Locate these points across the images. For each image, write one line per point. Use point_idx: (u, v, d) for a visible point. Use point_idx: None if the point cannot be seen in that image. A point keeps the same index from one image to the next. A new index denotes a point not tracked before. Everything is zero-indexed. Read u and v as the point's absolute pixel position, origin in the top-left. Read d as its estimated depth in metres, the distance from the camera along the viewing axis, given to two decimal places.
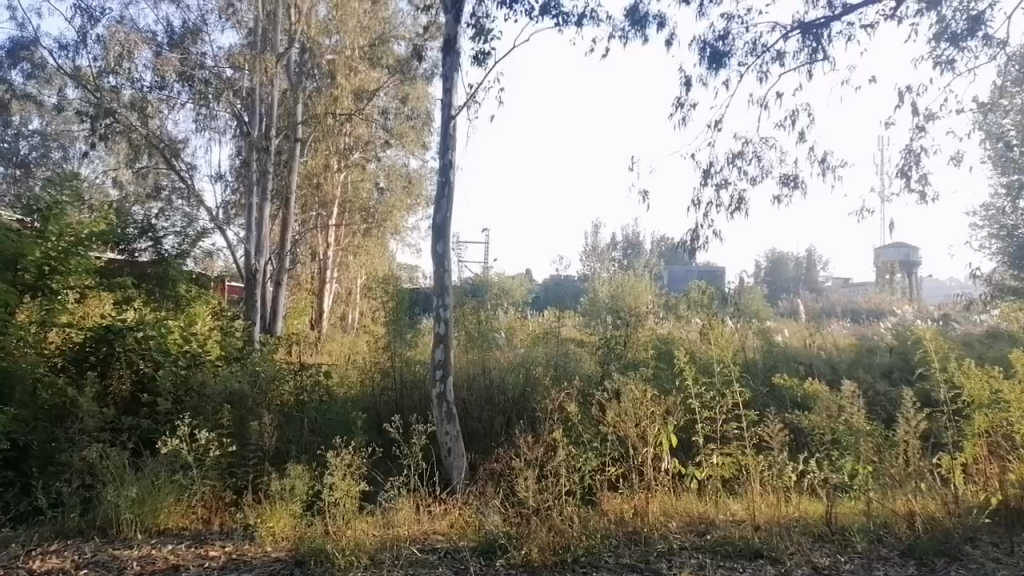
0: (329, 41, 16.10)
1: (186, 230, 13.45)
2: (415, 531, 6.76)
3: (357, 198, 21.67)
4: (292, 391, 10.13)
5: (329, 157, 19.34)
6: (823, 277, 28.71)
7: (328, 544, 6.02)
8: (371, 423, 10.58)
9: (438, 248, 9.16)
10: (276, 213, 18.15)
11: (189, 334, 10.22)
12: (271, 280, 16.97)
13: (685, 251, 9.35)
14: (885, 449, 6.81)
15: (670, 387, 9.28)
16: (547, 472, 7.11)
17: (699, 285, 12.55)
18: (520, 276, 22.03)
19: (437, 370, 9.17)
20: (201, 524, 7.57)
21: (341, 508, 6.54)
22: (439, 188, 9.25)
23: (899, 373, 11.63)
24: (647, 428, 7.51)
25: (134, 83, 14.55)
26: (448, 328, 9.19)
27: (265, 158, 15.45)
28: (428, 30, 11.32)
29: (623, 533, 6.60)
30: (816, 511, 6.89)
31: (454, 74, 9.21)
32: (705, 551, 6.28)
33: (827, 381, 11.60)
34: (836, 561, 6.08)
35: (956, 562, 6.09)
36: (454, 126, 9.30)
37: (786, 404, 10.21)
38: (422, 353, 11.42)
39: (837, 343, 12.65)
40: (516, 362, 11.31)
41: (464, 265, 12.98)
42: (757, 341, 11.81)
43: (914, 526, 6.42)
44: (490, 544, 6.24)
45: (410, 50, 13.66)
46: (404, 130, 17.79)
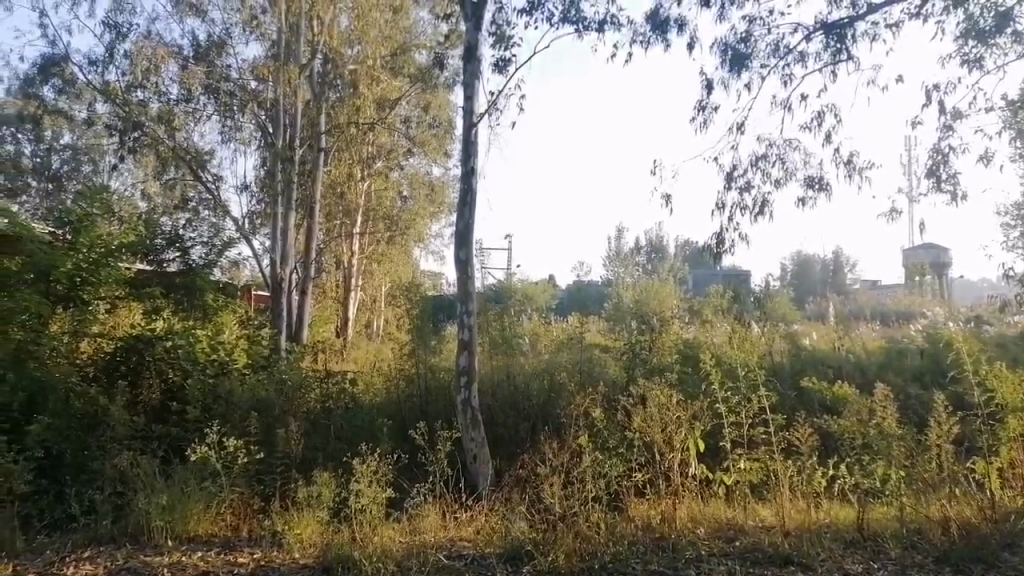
0: (351, 50, 15.97)
1: (213, 240, 13.56)
2: (440, 537, 6.76)
3: (380, 207, 21.87)
4: (318, 398, 10.23)
5: (352, 166, 19.54)
6: (851, 279, 28.33)
7: (356, 550, 6.05)
8: (397, 430, 10.61)
9: (461, 255, 9.23)
10: (300, 222, 18.41)
11: (217, 343, 10.34)
12: (297, 289, 17.06)
13: (710, 253, 9.28)
14: (917, 453, 6.70)
15: (696, 392, 9.22)
16: (574, 477, 7.08)
17: (723, 288, 12.48)
18: (543, 281, 21.99)
19: (462, 377, 9.22)
20: (231, 530, 7.62)
21: (367, 516, 6.60)
22: (461, 196, 9.28)
23: (931, 376, 11.46)
24: (674, 432, 7.41)
25: (162, 96, 14.79)
26: (473, 334, 9.23)
27: (290, 168, 15.60)
28: (449, 38, 11.37)
29: (650, 539, 6.53)
30: (847, 517, 6.82)
31: (475, 81, 9.27)
32: (734, 557, 6.20)
33: (856, 384, 11.50)
34: (869, 568, 5.96)
35: (994, 568, 5.91)
36: (476, 133, 9.35)
37: (816, 408, 10.11)
38: (447, 360, 11.43)
39: (867, 346, 12.45)
40: (541, 367, 11.32)
41: (486, 271, 12.94)
42: (784, 344, 11.71)
43: (950, 532, 6.18)
44: (517, 551, 6.26)
45: (431, 59, 13.74)
46: (426, 138, 17.91)
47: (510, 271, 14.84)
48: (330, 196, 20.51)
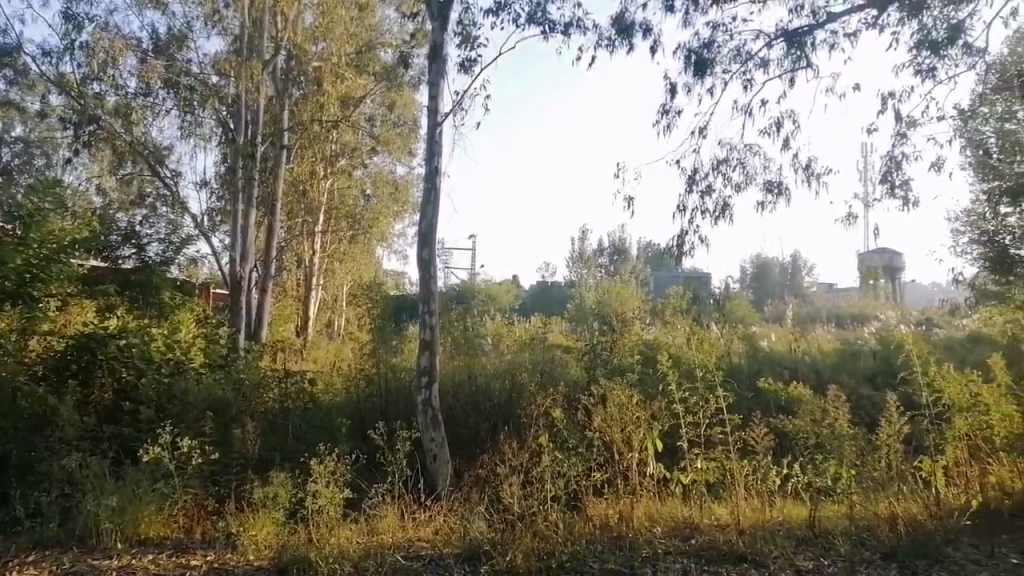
0: (316, 47, 16.05)
1: (170, 237, 13.17)
2: (398, 538, 6.71)
3: (343, 205, 21.00)
4: (276, 398, 10.11)
5: (314, 163, 19.37)
6: (809, 282, 28.86)
7: (312, 552, 5.99)
8: (356, 430, 10.51)
9: (424, 255, 9.21)
10: (261, 219, 18.19)
11: (173, 342, 10.15)
12: (257, 287, 16.81)
13: (670, 255, 9.41)
14: (867, 453, 6.86)
15: (655, 392, 9.33)
16: (533, 477, 7.10)
17: (682, 290, 12.69)
18: (506, 282, 21.94)
19: (423, 377, 9.18)
20: (183, 533, 7.46)
21: (325, 516, 6.56)
22: (425, 195, 9.26)
23: (883, 376, 11.76)
24: (633, 432, 7.52)
25: (119, 89, 14.45)
26: (434, 334, 9.20)
27: (251, 164, 15.36)
28: (415, 37, 11.31)
29: (607, 539, 6.59)
30: (800, 515, 6.94)
31: (440, 80, 9.27)
32: (689, 555, 6.26)
33: (811, 385, 11.72)
34: (820, 565, 6.04)
35: (938, 563, 6.07)
36: (440, 132, 9.35)
37: (772, 408, 10.29)
38: (408, 360, 11.49)
39: (822, 347, 12.70)
40: (503, 368, 11.39)
41: (450, 270, 13.10)
42: (742, 346, 11.89)
43: (897, 528, 6.37)
44: (474, 551, 6.24)
45: (397, 58, 13.70)
46: (389, 137, 18.24)
47: (473, 272, 14.81)
48: (292, 194, 20.29)
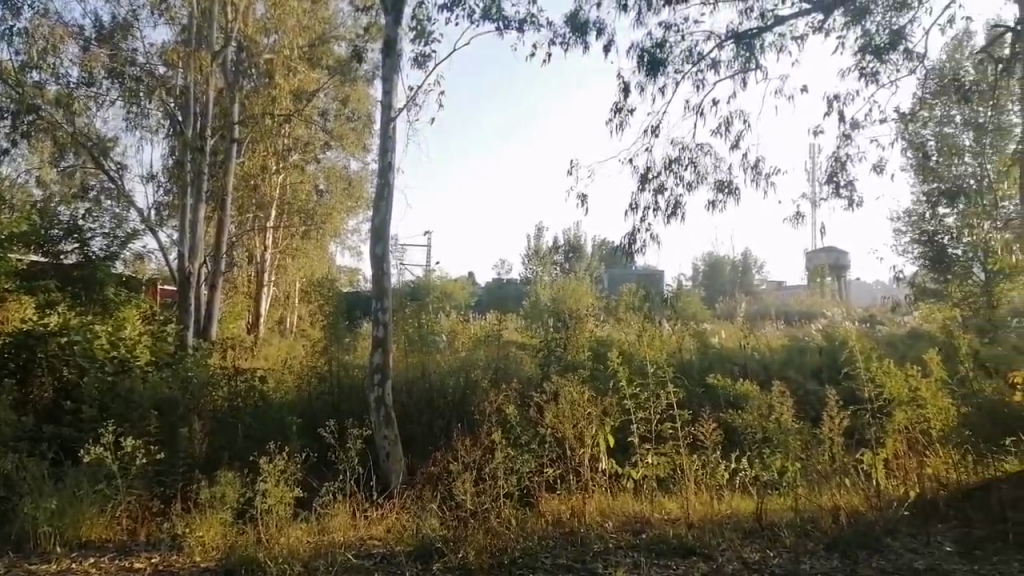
0: (267, 39, 15.93)
1: (116, 231, 12.74)
2: (349, 537, 6.63)
3: (296, 200, 21.07)
4: (224, 397, 9.96)
5: (265, 157, 19.05)
6: (758, 279, 29.44)
7: (261, 553, 5.91)
8: (307, 428, 10.37)
9: (377, 251, 9.17)
10: (211, 214, 17.81)
11: (118, 339, 9.91)
12: (206, 284, 16.43)
13: (622, 252, 9.56)
14: (812, 446, 7.20)
15: (606, 388, 9.46)
16: (485, 474, 7.08)
17: (635, 288, 12.82)
18: (461, 279, 21.88)
19: (376, 374, 9.14)
20: (126, 535, 7.20)
21: (274, 516, 6.48)
22: (379, 190, 9.20)
23: (827, 372, 12.10)
24: (585, 428, 7.66)
25: (60, 78, 13.97)
26: (387, 331, 9.14)
27: (200, 158, 15.03)
28: (368, 31, 11.23)
29: (560, 534, 6.62)
30: (747, 507, 7.07)
31: (394, 75, 9.23)
32: (640, 549, 6.29)
33: (759, 380, 11.98)
34: (766, 556, 6.07)
35: (877, 553, 6.14)
36: (393, 128, 9.29)
37: (721, 403, 10.50)
38: (361, 357, 11.39)
39: (770, 343, 12.99)
40: (457, 365, 11.40)
41: (404, 267, 13.01)
42: (693, 342, 12.11)
43: (839, 519, 6.55)
44: (426, 548, 6.20)
45: (351, 52, 13.59)
46: (343, 132, 17.92)
47: (427, 268, 14.74)
48: (243, 188, 19.94)
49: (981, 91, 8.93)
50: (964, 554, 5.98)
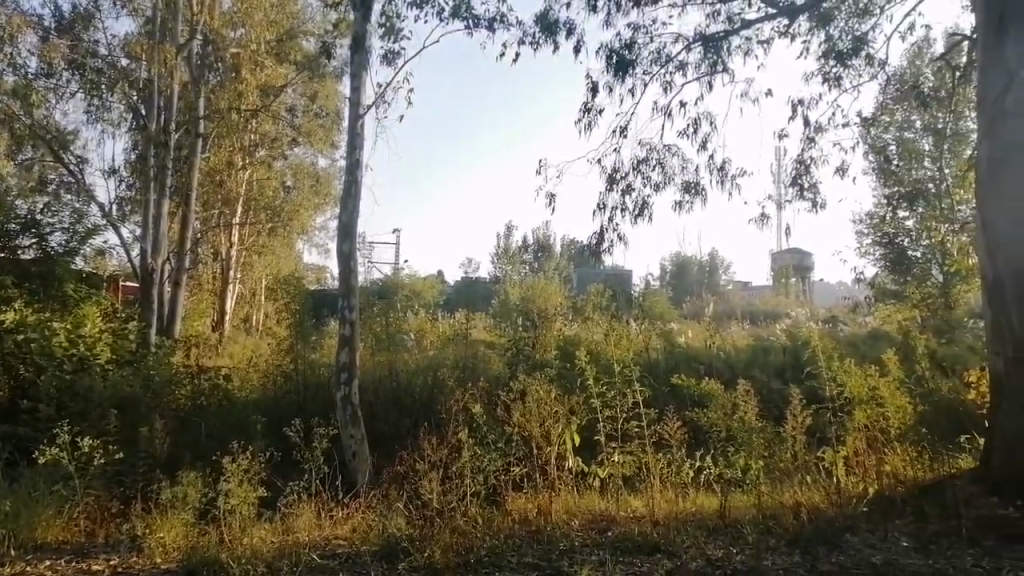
0: (233, 33, 15.56)
1: (75, 226, 12.45)
2: (314, 537, 6.56)
3: (263, 196, 20.82)
4: (187, 395, 9.80)
5: (232, 153, 18.81)
6: (725, 279, 29.78)
7: (223, 554, 5.83)
8: (272, 428, 10.26)
9: (344, 249, 9.10)
10: (174, 210, 17.52)
11: (77, 336, 9.70)
12: (169, 280, 16.12)
13: (590, 253, 9.66)
14: (774, 443, 7.26)
15: (573, 387, 9.52)
16: (452, 473, 7.08)
17: (603, 288, 12.90)
18: (431, 277, 21.81)
19: (342, 373, 9.07)
20: (85, 536, 7.02)
21: (237, 516, 6.42)
22: (346, 188, 9.14)
23: (790, 372, 12.29)
24: (551, 427, 7.69)
25: (18, 69, 13.63)
26: (353, 330, 9.07)
27: (163, 152, 14.79)
28: (336, 27, 11.16)
29: (526, 532, 6.59)
30: (711, 505, 7.15)
31: (361, 72, 9.19)
32: (605, 547, 6.25)
33: (724, 379, 12.13)
34: (729, 552, 6.01)
35: (836, 548, 6.01)
36: (361, 125, 9.25)
37: (686, 402, 10.62)
38: (327, 356, 11.33)
39: (735, 343, 13.15)
40: (424, 364, 11.38)
41: (372, 265, 12.96)
42: (660, 342, 12.26)
43: (800, 516, 6.49)
44: (392, 548, 6.17)
45: (319, 47, 13.46)
46: (312, 128, 17.68)
47: (396, 268, 14.63)
48: (208, 184, 19.67)
49: (939, 98, 9.18)
50: (919, 549, 5.85)
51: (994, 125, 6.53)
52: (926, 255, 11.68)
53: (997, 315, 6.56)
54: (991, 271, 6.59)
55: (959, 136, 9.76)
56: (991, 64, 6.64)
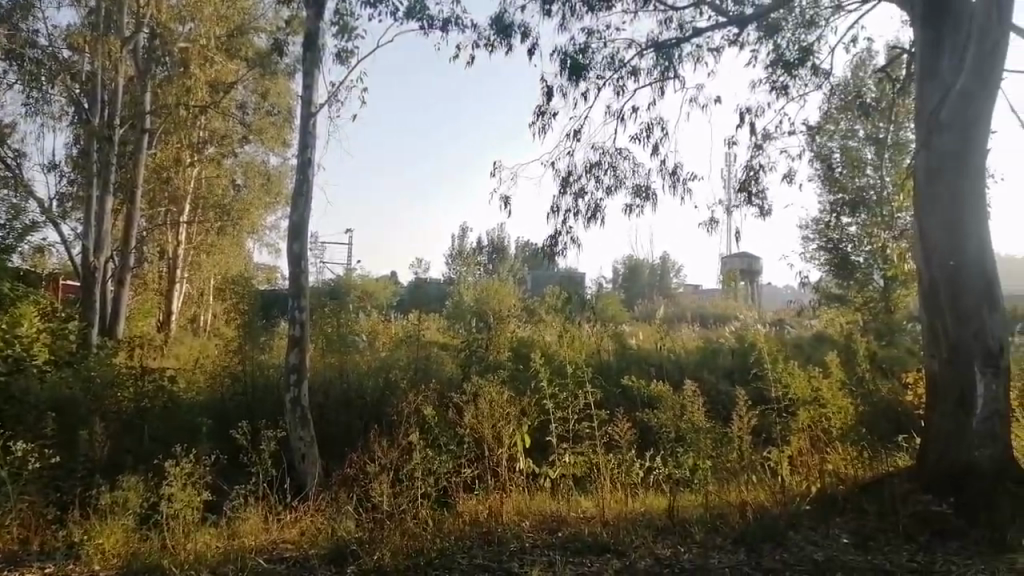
0: (182, 27, 15.14)
1: (12, 223, 12.02)
2: (260, 541, 6.41)
3: (212, 194, 20.44)
4: (130, 397, 9.52)
5: (180, 150, 18.37)
6: (676, 283, 30.15)
7: (166, 560, 5.71)
8: (218, 430, 10.07)
9: (294, 249, 8.98)
10: (118, 206, 17.06)
11: (12, 337, 9.48)
12: (112, 279, 15.67)
13: (544, 255, 9.71)
14: (722, 444, 7.40)
15: (526, 388, 9.56)
16: (403, 475, 7.06)
17: (556, 290, 12.96)
18: (385, 279, 21.63)
19: (291, 374, 8.95)
20: (18, 544, 6.67)
21: (181, 521, 6.29)
22: (297, 187, 9.01)
23: (739, 373, 12.54)
24: (503, 428, 7.70)
25: None
26: (304, 330, 8.94)
27: (107, 148, 14.38)
28: (288, 24, 11.00)
29: (477, 534, 6.52)
30: (660, 505, 7.20)
31: (314, 70, 9.09)
32: (556, 548, 6.23)
33: (674, 381, 12.32)
34: (677, 552, 6.07)
35: (780, 546, 6.11)
36: (314, 123, 9.14)
37: (637, 403, 10.76)
38: (277, 357, 11.22)
39: (686, 345, 13.37)
40: (376, 366, 11.32)
41: (324, 266, 12.86)
42: (611, 343, 12.45)
43: (746, 516, 6.59)
44: (341, 551, 6.07)
45: (271, 44, 13.23)
46: (263, 126, 17.37)
47: (349, 268, 14.48)
48: (154, 181, 19.19)
49: (881, 108, 9.52)
50: (858, 546, 6.00)
51: (931, 134, 6.76)
52: (869, 260, 12.07)
53: (932, 317, 6.80)
54: (926, 273, 6.83)
55: (899, 146, 10.53)
56: (928, 76, 6.89)
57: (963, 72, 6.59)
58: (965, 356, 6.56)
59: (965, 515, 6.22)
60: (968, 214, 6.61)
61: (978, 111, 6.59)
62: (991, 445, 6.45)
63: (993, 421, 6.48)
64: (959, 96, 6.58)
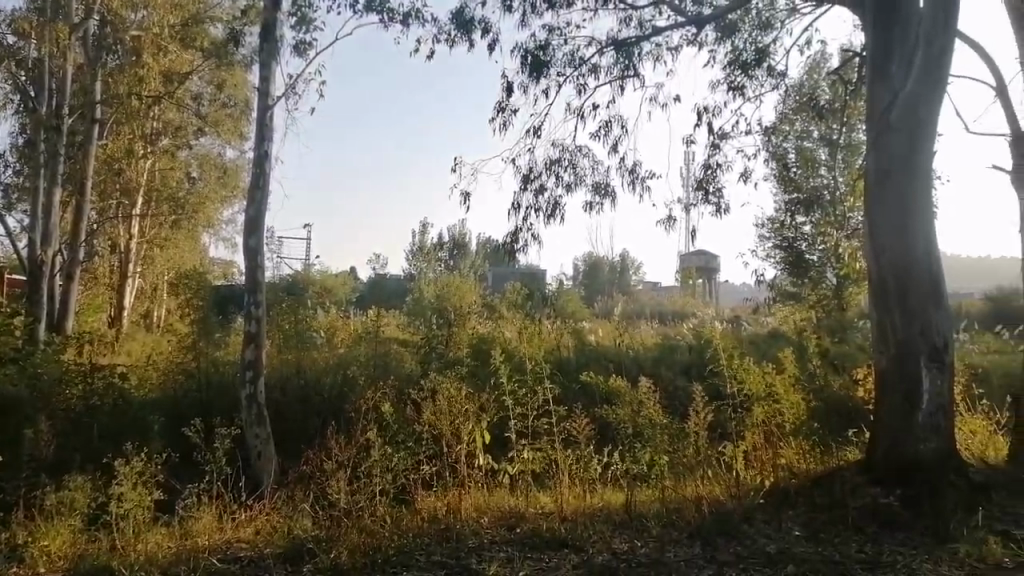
0: (134, 15, 14.70)
1: None
2: (213, 540, 6.26)
3: (166, 187, 19.97)
4: (79, 395, 9.24)
5: (132, 141, 17.91)
6: (635, 280, 30.36)
7: (115, 561, 5.59)
8: (170, 427, 9.91)
9: (250, 244, 8.83)
10: (67, 198, 16.58)
11: None
12: (62, 274, 15.23)
13: (505, 251, 9.71)
14: (678, 440, 7.49)
15: (485, 384, 9.55)
16: (361, 472, 7.05)
17: (516, 286, 13.00)
18: (344, 275, 21.42)
19: (247, 371, 8.82)
20: None
21: (131, 521, 6.16)
22: (253, 181, 8.85)
23: (696, 369, 12.72)
24: (461, 424, 7.65)
25: None
26: (260, 327, 8.80)
27: (55, 138, 13.93)
28: (245, 15, 10.81)
29: (435, 531, 6.45)
30: (618, 500, 7.24)
31: (271, 62, 8.96)
32: (515, 544, 6.24)
33: (632, 377, 12.44)
34: (633, 546, 6.13)
35: (734, 539, 6.21)
36: (270, 116, 8.99)
37: (595, 398, 10.85)
38: (232, 353, 11.06)
39: (644, 342, 13.51)
40: (334, 362, 11.21)
41: (281, 261, 12.74)
42: (571, 339, 12.55)
43: (701, 510, 6.71)
44: (297, 550, 5.98)
45: (226, 34, 12.97)
46: (219, 117, 17.03)
47: (307, 264, 14.29)
48: (105, 172, 18.67)
49: (833, 109, 9.82)
50: (810, 538, 6.12)
51: (881, 137, 6.92)
52: (823, 259, 12.32)
53: (881, 315, 6.96)
54: (875, 272, 7.00)
55: (852, 147, 10.81)
56: (878, 79, 7.07)
57: (912, 75, 6.77)
58: (912, 353, 6.74)
59: (911, 507, 6.40)
60: (916, 214, 6.78)
61: (925, 114, 6.79)
62: (935, 439, 6.65)
63: (938, 416, 6.69)
64: (908, 99, 6.76)
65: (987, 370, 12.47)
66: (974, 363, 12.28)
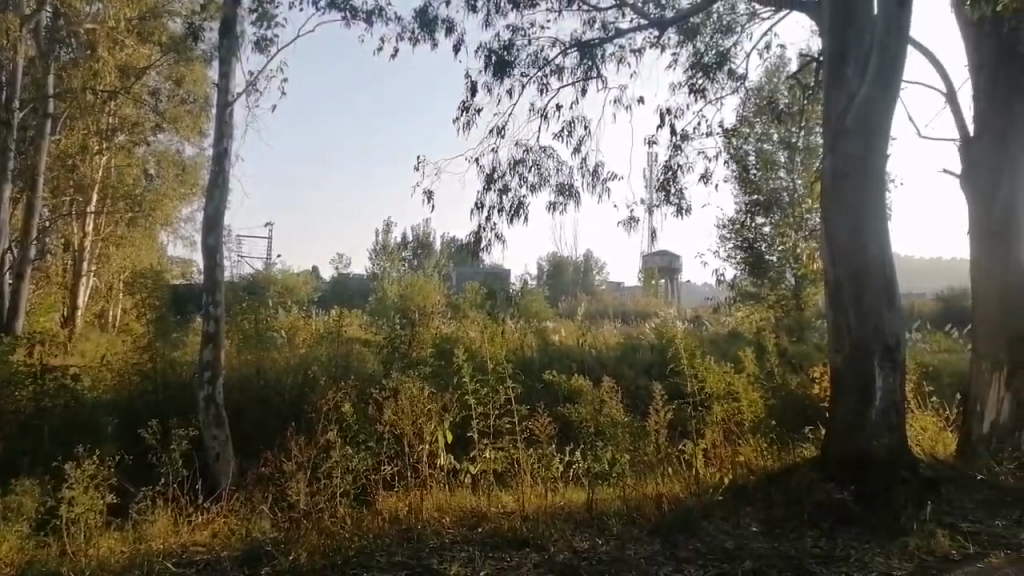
0: (90, 7, 13.87)
1: None
2: (168, 544, 6.13)
3: (122, 184, 19.56)
4: (29, 396, 9.22)
5: (87, 137, 17.51)
6: (599, 281, 30.55)
7: (65, 566, 5.47)
8: (125, 429, 9.71)
9: (208, 243, 8.69)
10: (19, 194, 16.13)
11: None
12: (13, 272, 14.82)
13: (468, 251, 9.70)
14: (639, 438, 7.66)
15: (447, 383, 9.54)
16: (321, 473, 6.98)
17: (476, 286, 13.02)
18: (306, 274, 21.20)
19: (205, 371, 8.69)
20: None
21: (82, 526, 6.01)
22: (213, 179, 8.71)
23: (657, 368, 12.86)
24: (423, 424, 7.60)
25: None
26: (218, 326, 8.66)
27: (6, 133, 13.57)
28: (204, 11, 10.72)
29: (396, 531, 6.41)
30: (578, 498, 7.25)
31: (231, 59, 8.87)
32: (476, 544, 6.21)
33: (595, 376, 12.53)
34: (594, 544, 6.15)
35: (693, 536, 6.27)
36: (230, 113, 8.89)
37: (557, 398, 10.90)
38: (189, 354, 10.83)
39: (607, 341, 13.62)
40: (294, 362, 11.11)
41: (241, 260, 12.70)
42: (534, 339, 12.59)
43: (661, 508, 6.76)
44: (255, 553, 5.86)
45: (185, 30, 12.83)
46: (178, 114, 16.73)
47: (268, 263, 14.14)
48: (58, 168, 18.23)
49: (791, 112, 10.01)
50: (766, 534, 6.22)
51: (838, 139, 7.05)
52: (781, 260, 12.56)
53: (837, 314, 7.09)
54: (832, 272, 7.13)
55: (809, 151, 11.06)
56: (834, 82, 7.22)
57: (868, 79, 6.94)
58: (866, 351, 6.89)
59: (864, 503, 6.53)
60: (871, 216, 6.93)
61: (879, 117, 6.94)
62: (888, 435, 6.79)
63: (890, 413, 6.84)
64: (864, 101, 6.91)
65: (938, 368, 12.81)
66: (926, 362, 12.58)
